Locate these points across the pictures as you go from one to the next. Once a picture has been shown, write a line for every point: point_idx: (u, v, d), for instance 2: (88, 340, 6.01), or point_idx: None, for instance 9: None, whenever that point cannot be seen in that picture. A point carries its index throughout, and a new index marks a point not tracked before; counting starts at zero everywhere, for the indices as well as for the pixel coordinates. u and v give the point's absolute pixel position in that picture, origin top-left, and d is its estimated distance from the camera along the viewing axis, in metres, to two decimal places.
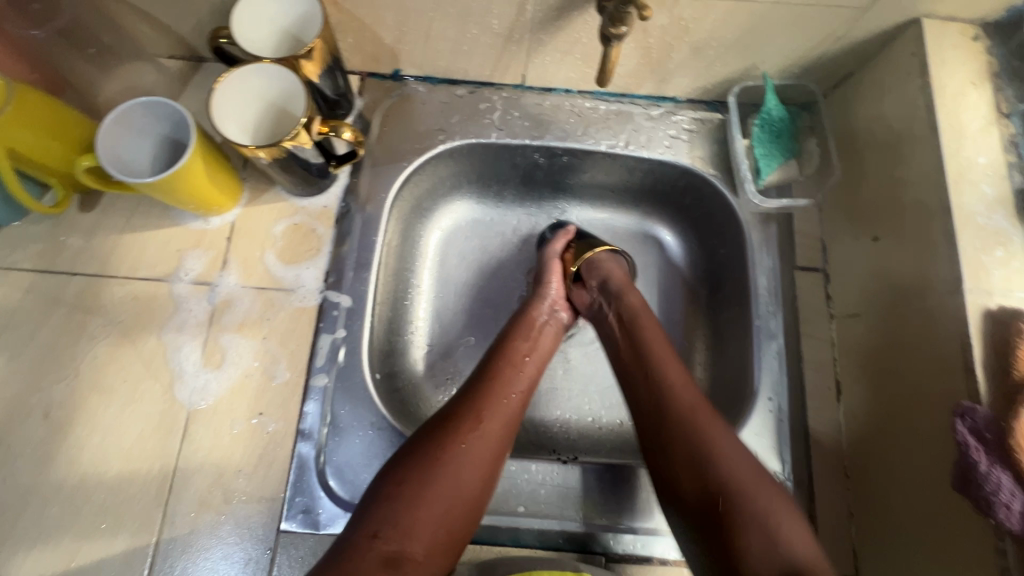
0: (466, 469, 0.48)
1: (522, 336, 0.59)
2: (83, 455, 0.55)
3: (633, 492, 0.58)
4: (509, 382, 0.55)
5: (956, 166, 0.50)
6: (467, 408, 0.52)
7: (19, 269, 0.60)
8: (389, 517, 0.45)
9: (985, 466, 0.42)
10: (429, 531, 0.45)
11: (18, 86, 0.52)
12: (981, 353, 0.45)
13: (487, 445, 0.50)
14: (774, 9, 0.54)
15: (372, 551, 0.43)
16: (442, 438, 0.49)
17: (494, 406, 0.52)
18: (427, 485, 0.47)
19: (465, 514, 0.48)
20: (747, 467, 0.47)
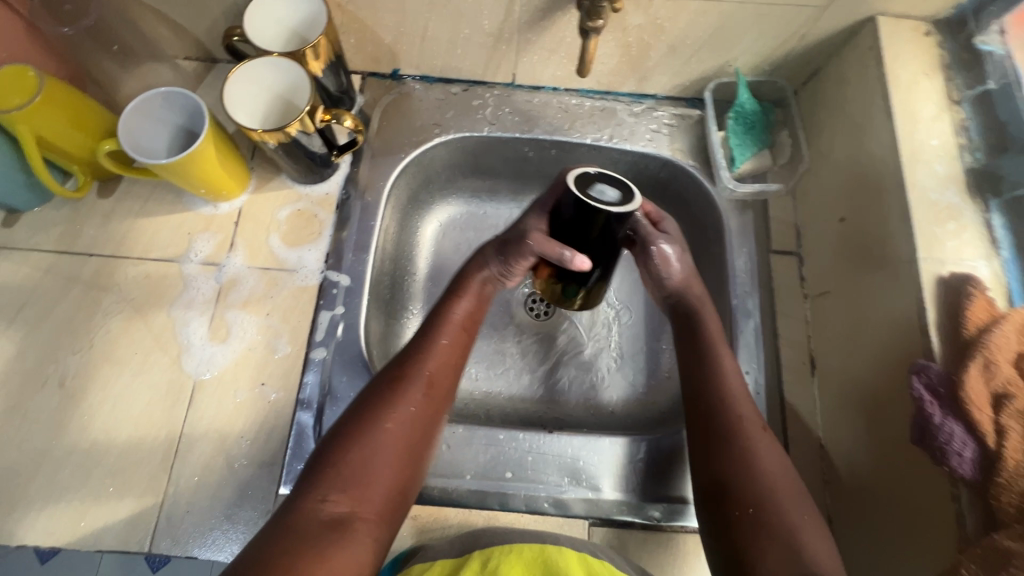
0: (411, 431, 0.50)
1: (465, 295, 0.58)
2: (94, 422, 0.58)
3: (626, 458, 0.60)
4: (451, 343, 0.56)
5: (910, 147, 0.54)
6: (412, 371, 0.52)
7: (40, 250, 0.64)
8: (337, 481, 0.46)
9: (939, 418, 0.45)
10: (380, 491, 0.47)
11: (48, 79, 0.57)
12: (936, 316, 0.49)
13: (432, 405, 0.52)
14: (740, 8, 0.59)
15: (319, 512, 0.44)
16: (388, 400, 0.50)
17: (438, 367, 0.53)
18: (375, 448, 0.48)
19: (412, 474, 0.50)
20: (766, 437, 0.49)
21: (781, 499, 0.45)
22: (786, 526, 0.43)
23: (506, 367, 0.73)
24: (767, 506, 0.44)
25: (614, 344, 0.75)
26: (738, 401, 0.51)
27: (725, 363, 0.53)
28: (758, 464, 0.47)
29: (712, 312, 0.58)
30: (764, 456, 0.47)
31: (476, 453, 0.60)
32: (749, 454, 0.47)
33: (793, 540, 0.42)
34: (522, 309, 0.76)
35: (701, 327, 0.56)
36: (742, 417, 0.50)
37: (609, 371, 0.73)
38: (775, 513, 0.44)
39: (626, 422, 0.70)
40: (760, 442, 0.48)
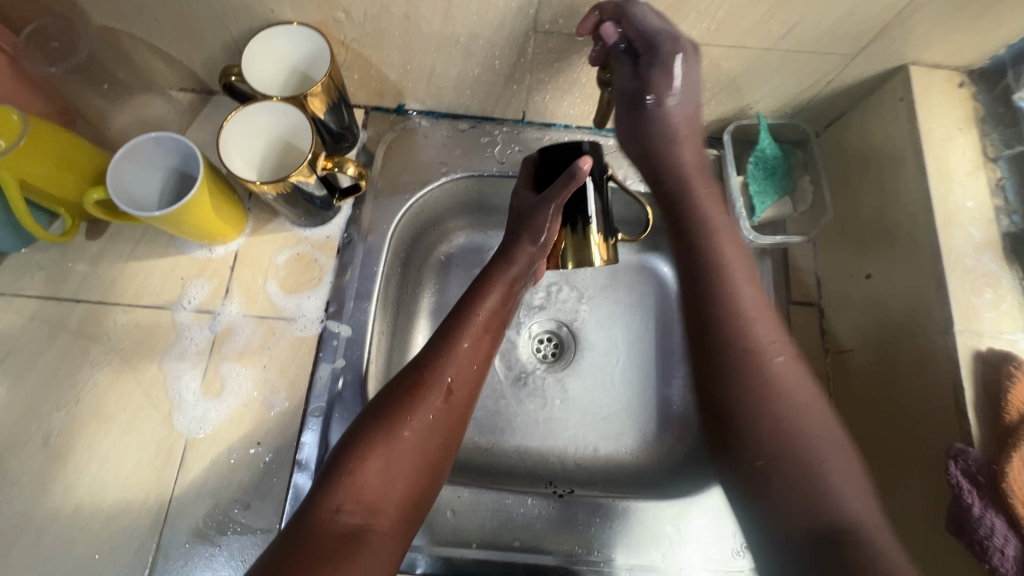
0: (431, 440, 0.47)
1: (490, 292, 0.56)
2: (80, 483, 0.55)
3: (613, 527, 0.57)
4: (473, 347, 0.54)
5: (944, 209, 0.52)
6: (432, 377, 0.50)
7: (23, 296, 0.61)
8: (352, 490, 0.43)
9: (979, 510, 0.43)
10: (395, 501, 0.44)
11: (32, 120, 0.53)
12: (972, 395, 0.47)
13: (454, 413, 0.50)
14: (766, 55, 0.56)
15: (334, 524, 0.41)
16: (409, 407, 0.48)
17: (461, 372, 0.51)
18: (394, 455, 0.45)
19: (429, 485, 0.47)
20: (789, 370, 0.47)
21: (804, 434, 0.43)
22: (803, 458, 0.43)
23: (511, 415, 0.70)
24: (787, 441, 0.43)
25: (623, 390, 0.72)
26: (759, 331, 0.48)
27: (739, 291, 0.50)
28: (777, 400, 0.45)
29: (708, 197, 0.55)
30: (787, 392, 0.45)
31: (482, 519, 0.57)
32: (767, 386, 0.45)
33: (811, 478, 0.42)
34: (528, 353, 0.73)
35: (697, 226, 0.53)
36: (748, 349, 0.47)
37: (621, 420, 0.70)
38: (796, 452, 0.43)
39: (638, 478, 0.67)
40: (783, 377, 0.46)
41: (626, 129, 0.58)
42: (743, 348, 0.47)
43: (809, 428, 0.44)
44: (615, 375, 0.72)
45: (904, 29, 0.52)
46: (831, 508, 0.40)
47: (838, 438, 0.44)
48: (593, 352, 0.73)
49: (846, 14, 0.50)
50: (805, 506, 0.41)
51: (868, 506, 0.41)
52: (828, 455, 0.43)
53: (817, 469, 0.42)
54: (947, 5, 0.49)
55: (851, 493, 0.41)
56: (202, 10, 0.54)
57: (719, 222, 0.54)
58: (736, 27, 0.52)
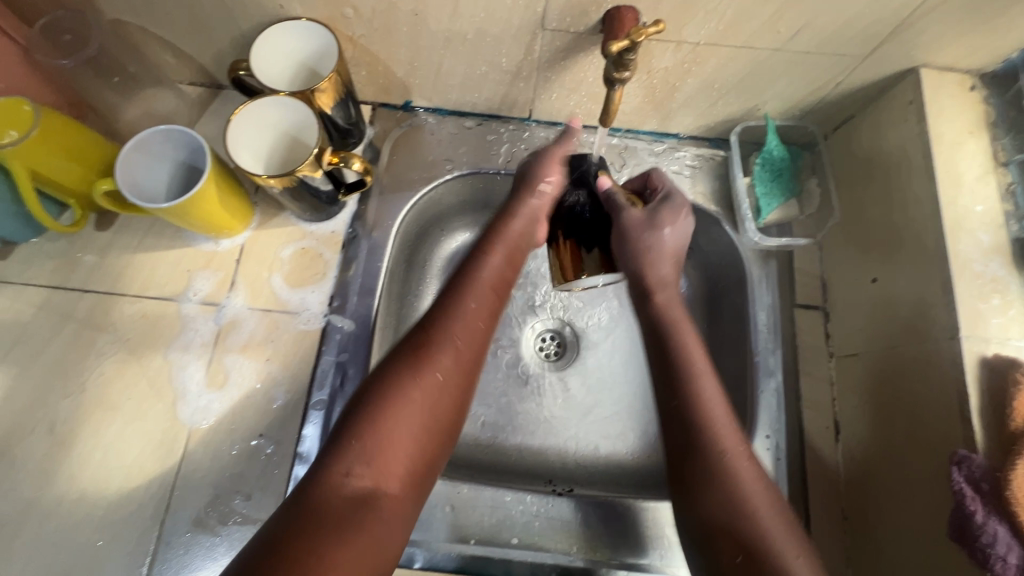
0: (443, 401, 0.47)
1: (507, 246, 0.55)
2: (84, 471, 0.56)
3: (617, 527, 0.57)
4: (482, 306, 0.52)
5: (953, 214, 0.52)
6: (441, 336, 0.49)
7: (33, 284, 0.61)
8: (362, 452, 0.43)
9: (981, 517, 0.43)
10: (406, 465, 0.44)
11: (44, 111, 0.54)
12: (978, 401, 0.46)
13: (464, 374, 0.48)
14: (773, 55, 0.55)
15: (344, 489, 0.41)
16: (417, 368, 0.47)
17: (469, 331, 0.50)
18: (402, 418, 0.44)
19: (439, 448, 0.47)
20: (720, 409, 0.50)
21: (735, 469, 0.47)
22: (733, 493, 0.46)
23: (512, 411, 0.70)
24: (718, 481, 0.47)
25: (626, 389, 0.71)
26: (697, 375, 0.51)
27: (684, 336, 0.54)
28: (713, 438, 0.48)
29: (668, 298, 0.57)
30: (717, 425, 0.49)
31: (480, 516, 0.57)
32: (699, 424, 0.49)
33: (738, 515, 0.45)
34: (531, 349, 0.73)
35: (660, 318, 0.56)
36: (734, 496, 0.46)
37: (622, 419, 0.70)
38: (724, 482, 0.46)
39: (640, 479, 0.67)
40: (712, 411, 0.49)
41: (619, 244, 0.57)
42: (731, 503, 0.46)
43: (739, 468, 0.47)
44: (619, 372, 0.72)
45: (914, 31, 0.52)
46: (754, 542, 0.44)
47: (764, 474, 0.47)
48: (596, 351, 0.73)
49: (856, 14, 0.50)
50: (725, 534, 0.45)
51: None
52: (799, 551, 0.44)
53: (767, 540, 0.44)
54: (959, 6, 0.49)
55: (780, 533, 0.44)
56: (211, 3, 0.55)
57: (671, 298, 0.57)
58: (743, 27, 0.52)
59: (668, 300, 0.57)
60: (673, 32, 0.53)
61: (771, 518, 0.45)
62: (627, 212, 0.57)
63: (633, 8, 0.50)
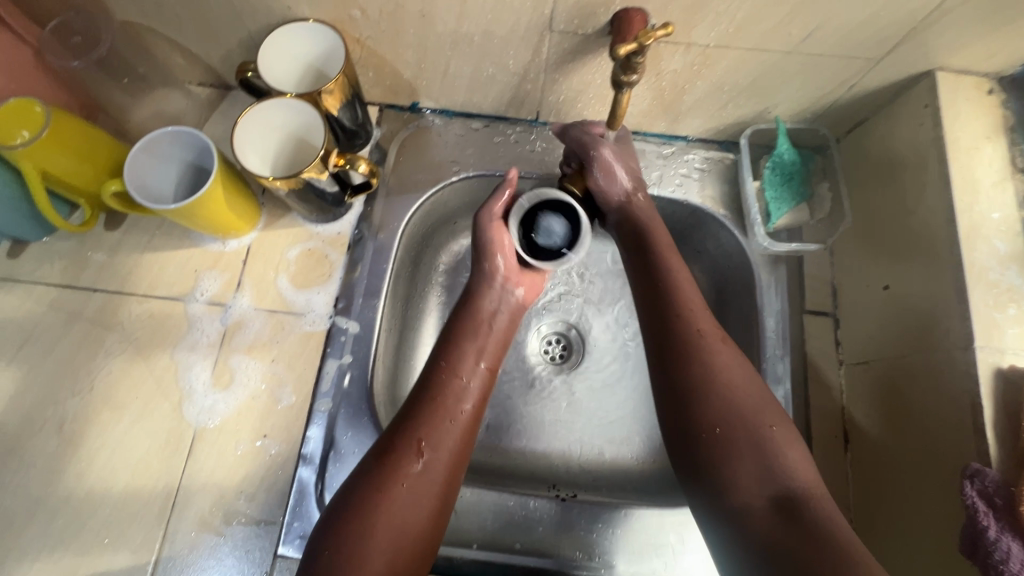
0: (415, 507, 0.46)
1: (471, 346, 0.57)
2: (92, 469, 0.56)
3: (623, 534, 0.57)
4: (450, 403, 0.53)
5: (968, 221, 0.51)
6: (404, 442, 0.49)
7: (43, 284, 0.62)
8: (332, 571, 0.43)
9: (994, 532, 0.42)
10: (379, 574, 0.43)
11: (56, 112, 0.54)
12: (991, 413, 0.46)
13: (435, 474, 0.48)
14: (785, 58, 0.55)
15: None
16: (380, 476, 0.47)
17: (436, 435, 0.50)
18: (368, 531, 0.44)
19: (413, 558, 0.46)
20: (730, 360, 0.49)
21: (755, 422, 0.46)
22: (709, 370, 0.48)
23: (516, 415, 0.70)
24: (737, 431, 0.46)
25: (631, 393, 0.71)
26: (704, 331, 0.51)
27: (688, 297, 0.53)
28: (727, 390, 0.47)
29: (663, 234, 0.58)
30: (730, 377, 0.48)
31: (484, 519, 0.57)
32: (710, 377, 0.48)
33: (770, 467, 0.44)
34: (536, 352, 0.73)
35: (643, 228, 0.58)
36: (714, 370, 0.48)
37: (626, 424, 0.69)
38: (749, 431, 0.46)
39: (645, 484, 0.66)
40: (725, 368, 0.48)
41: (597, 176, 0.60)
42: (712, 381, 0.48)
43: (759, 420, 0.46)
44: (624, 377, 0.72)
45: (930, 33, 0.50)
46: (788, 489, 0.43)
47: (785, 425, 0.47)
48: (602, 355, 0.73)
49: (871, 16, 0.49)
50: (762, 486, 0.44)
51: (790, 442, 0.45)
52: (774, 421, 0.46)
53: (752, 417, 0.46)
54: (977, 8, 0.47)
55: (755, 403, 0.47)
56: (219, 5, 0.55)
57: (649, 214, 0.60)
58: (754, 29, 0.51)
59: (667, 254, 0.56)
60: (683, 34, 0.52)
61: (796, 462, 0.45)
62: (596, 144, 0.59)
63: (641, 10, 0.49)
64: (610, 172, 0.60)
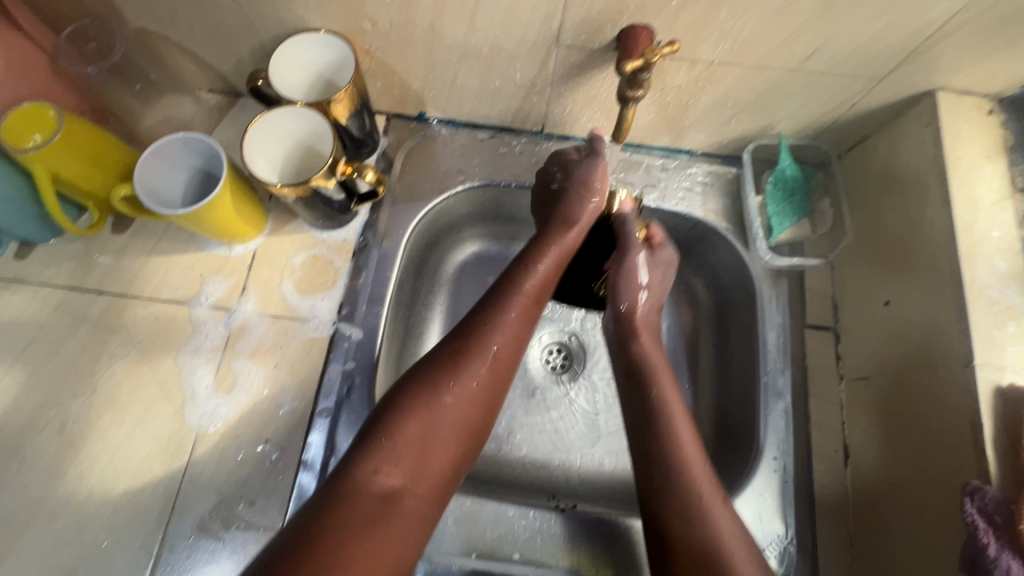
0: (472, 408, 0.48)
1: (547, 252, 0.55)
2: (93, 471, 0.57)
3: (622, 549, 0.57)
4: (526, 315, 0.53)
5: (968, 239, 0.52)
6: (478, 344, 0.50)
7: (50, 285, 0.63)
8: (392, 454, 0.44)
9: (994, 550, 0.42)
10: (434, 470, 0.45)
11: (68, 116, 0.55)
12: (991, 430, 0.46)
13: (497, 378, 0.50)
14: (788, 75, 0.55)
15: (372, 487, 0.42)
16: (450, 371, 0.48)
17: (507, 338, 0.51)
18: (433, 426, 0.46)
19: (465, 459, 0.48)
20: (695, 453, 0.50)
21: (712, 510, 0.47)
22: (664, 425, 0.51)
23: (516, 424, 0.70)
24: (697, 518, 0.46)
25: None
26: (675, 418, 0.52)
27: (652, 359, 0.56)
28: (689, 480, 0.48)
29: (652, 343, 0.58)
30: (694, 471, 0.49)
31: (483, 529, 0.57)
32: (674, 462, 0.49)
33: (716, 554, 0.44)
34: (537, 361, 0.73)
35: (642, 364, 0.56)
36: (674, 430, 0.51)
37: (626, 435, 0.69)
38: (706, 520, 0.46)
39: None
40: (692, 460, 0.49)
41: (617, 286, 0.59)
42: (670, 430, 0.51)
43: (715, 509, 0.47)
44: None
45: (931, 54, 0.51)
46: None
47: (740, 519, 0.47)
48: (603, 366, 0.73)
49: (872, 37, 0.50)
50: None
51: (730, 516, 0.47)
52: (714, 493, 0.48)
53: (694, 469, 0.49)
54: (977, 31, 0.49)
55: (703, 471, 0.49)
56: (232, 14, 0.56)
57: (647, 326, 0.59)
58: (758, 47, 0.52)
59: (648, 347, 0.57)
60: (688, 51, 0.53)
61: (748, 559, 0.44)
62: (631, 258, 0.58)
63: (647, 26, 0.50)
64: (628, 293, 0.59)
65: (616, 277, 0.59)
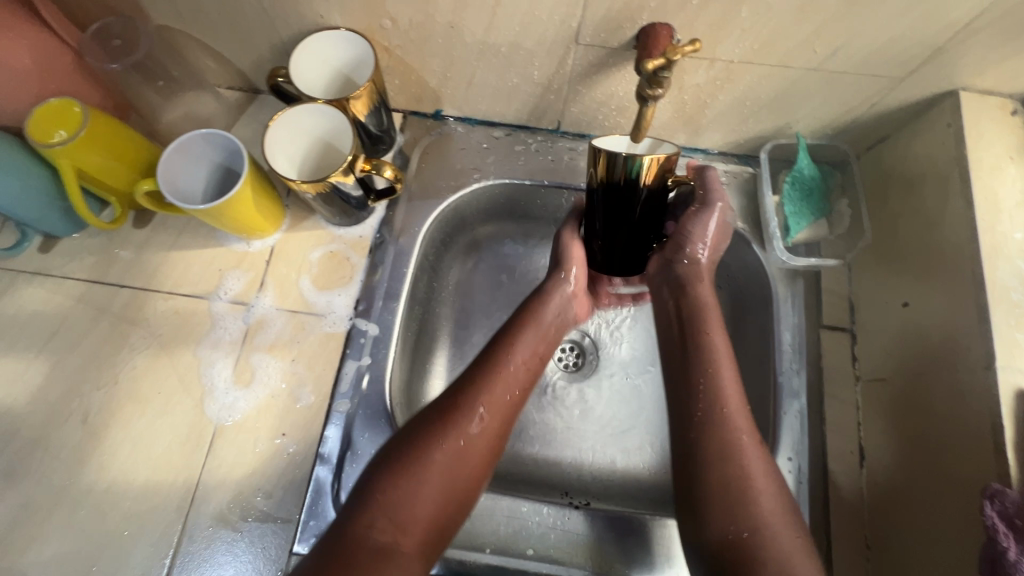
0: (463, 467, 0.49)
1: (526, 332, 0.58)
2: (114, 461, 0.58)
3: (644, 544, 0.57)
4: (511, 376, 0.56)
5: (991, 241, 0.51)
6: (467, 405, 0.52)
7: (73, 278, 0.64)
8: (383, 509, 0.45)
9: (1015, 554, 0.42)
10: (422, 523, 0.46)
11: (93, 112, 0.56)
12: (1012, 434, 0.46)
13: (486, 442, 0.52)
14: (809, 75, 0.55)
15: (365, 541, 0.44)
16: (441, 431, 0.50)
17: (494, 404, 0.53)
18: (420, 480, 0.47)
19: (454, 513, 0.49)
20: (736, 394, 0.53)
21: (744, 450, 0.49)
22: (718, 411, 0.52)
23: (530, 422, 0.70)
24: (731, 458, 0.49)
25: (644, 403, 0.71)
26: (720, 364, 0.54)
27: (713, 336, 0.56)
28: (725, 421, 0.51)
29: (709, 290, 0.59)
30: (732, 412, 0.51)
31: (496, 524, 0.57)
32: (715, 402, 0.52)
33: (744, 491, 0.48)
34: (550, 360, 0.73)
35: (693, 306, 0.58)
36: (728, 415, 0.51)
37: (639, 433, 0.69)
38: (736, 458, 0.49)
39: (656, 495, 0.66)
40: (730, 400, 0.52)
41: (690, 231, 0.58)
42: (721, 416, 0.51)
43: (750, 450, 0.49)
44: (639, 387, 0.72)
45: (954, 54, 0.51)
46: (755, 518, 0.46)
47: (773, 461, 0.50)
48: (615, 365, 0.73)
49: (895, 36, 0.49)
50: (732, 516, 0.47)
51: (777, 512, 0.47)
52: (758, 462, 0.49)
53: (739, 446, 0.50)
54: (1003, 30, 0.48)
55: (756, 454, 0.50)
56: (255, 12, 0.56)
57: (707, 298, 0.58)
58: (779, 46, 0.52)
59: (702, 290, 0.59)
60: (707, 50, 0.53)
61: (775, 496, 0.48)
62: (714, 210, 0.57)
63: (668, 25, 0.50)
64: (693, 241, 0.59)
65: (688, 223, 0.58)
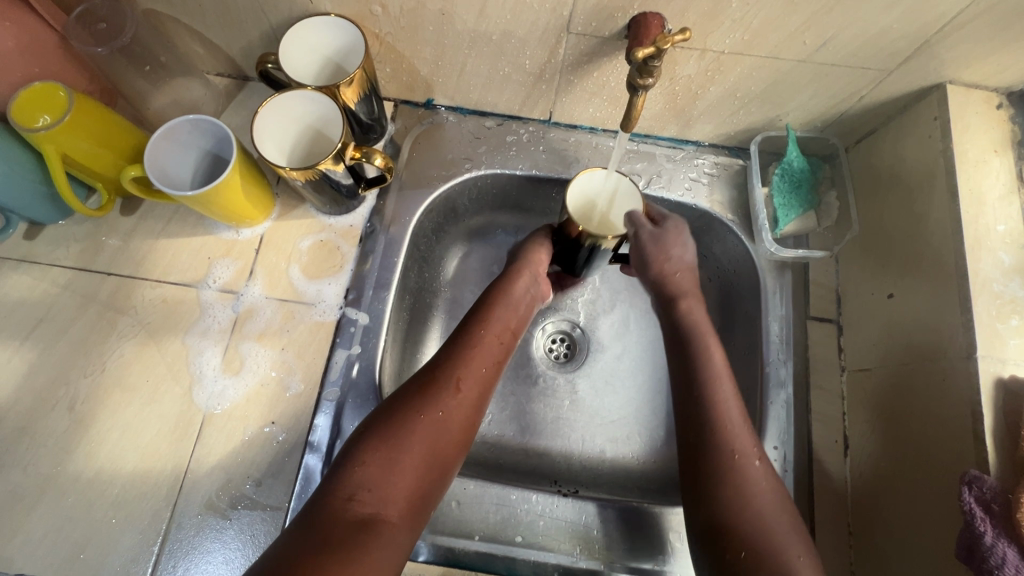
0: (442, 438, 0.50)
1: (499, 306, 0.59)
2: (102, 449, 0.57)
3: (642, 530, 0.58)
4: (485, 349, 0.56)
5: (974, 232, 0.52)
6: (444, 375, 0.53)
7: (59, 266, 0.63)
8: (364, 480, 0.45)
9: (991, 538, 0.43)
10: (403, 494, 0.46)
11: (78, 96, 0.55)
12: (992, 421, 0.46)
13: (465, 413, 0.52)
14: (799, 67, 0.55)
15: (346, 512, 0.43)
16: (419, 403, 0.51)
17: (471, 374, 0.54)
18: (401, 449, 0.47)
19: (436, 482, 0.49)
20: (736, 409, 0.52)
21: (743, 463, 0.49)
22: (719, 428, 0.51)
23: (520, 411, 0.70)
24: (724, 471, 0.49)
25: (633, 393, 0.71)
26: (719, 380, 0.54)
27: (710, 349, 0.56)
28: (724, 435, 0.51)
29: (696, 305, 0.60)
30: (728, 415, 0.52)
31: (485, 512, 0.58)
32: (715, 416, 0.52)
33: (746, 509, 0.47)
34: (541, 350, 0.74)
35: (685, 324, 0.59)
36: (729, 432, 0.51)
37: (627, 422, 0.70)
38: (736, 472, 0.49)
39: (645, 484, 0.67)
40: (731, 417, 0.52)
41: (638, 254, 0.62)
42: (718, 430, 0.51)
43: (748, 464, 0.49)
44: (626, 376, 0.72)
45: (942, 47, 0.51)
46: (760, 534, 0.45)
47: (771, 472, 0.50)
48: (604, 355, 0.73)
49: (884, 28, 0.50)
50: (733, 527, 0.46)
51: (789, 532, 0.46)
52: (762, 485, 0.48)
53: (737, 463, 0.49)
54: (989, 23, 0.48)
55: (756, 471, 0.49)
56: None
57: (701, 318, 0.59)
58: (770, 37, 0.52)
59: (692, 306, 0.60)
60: (698, 40, 0.53)
61: (774, 507, 0.47)
62: (643, 231, 0.61)
63: (658, 15, 0.50)
64: (656, 261, 0.62)
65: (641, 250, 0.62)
